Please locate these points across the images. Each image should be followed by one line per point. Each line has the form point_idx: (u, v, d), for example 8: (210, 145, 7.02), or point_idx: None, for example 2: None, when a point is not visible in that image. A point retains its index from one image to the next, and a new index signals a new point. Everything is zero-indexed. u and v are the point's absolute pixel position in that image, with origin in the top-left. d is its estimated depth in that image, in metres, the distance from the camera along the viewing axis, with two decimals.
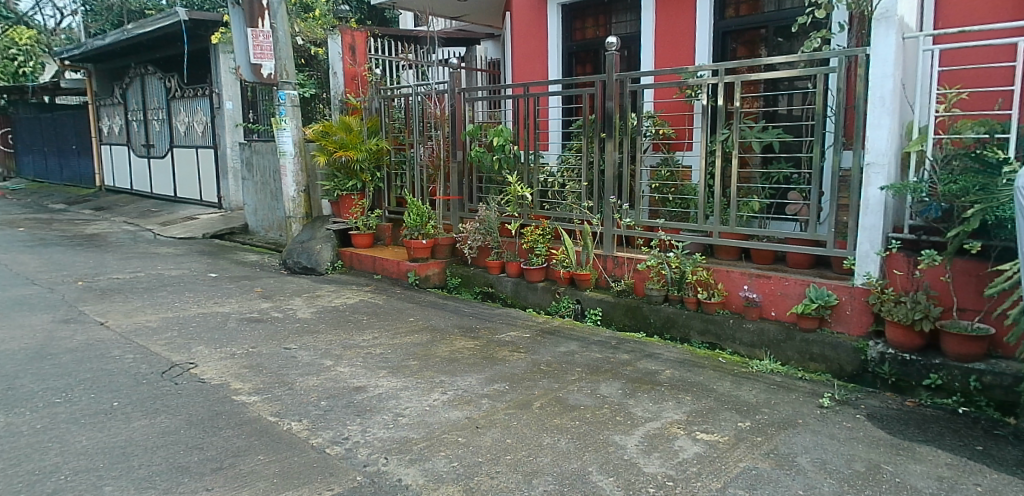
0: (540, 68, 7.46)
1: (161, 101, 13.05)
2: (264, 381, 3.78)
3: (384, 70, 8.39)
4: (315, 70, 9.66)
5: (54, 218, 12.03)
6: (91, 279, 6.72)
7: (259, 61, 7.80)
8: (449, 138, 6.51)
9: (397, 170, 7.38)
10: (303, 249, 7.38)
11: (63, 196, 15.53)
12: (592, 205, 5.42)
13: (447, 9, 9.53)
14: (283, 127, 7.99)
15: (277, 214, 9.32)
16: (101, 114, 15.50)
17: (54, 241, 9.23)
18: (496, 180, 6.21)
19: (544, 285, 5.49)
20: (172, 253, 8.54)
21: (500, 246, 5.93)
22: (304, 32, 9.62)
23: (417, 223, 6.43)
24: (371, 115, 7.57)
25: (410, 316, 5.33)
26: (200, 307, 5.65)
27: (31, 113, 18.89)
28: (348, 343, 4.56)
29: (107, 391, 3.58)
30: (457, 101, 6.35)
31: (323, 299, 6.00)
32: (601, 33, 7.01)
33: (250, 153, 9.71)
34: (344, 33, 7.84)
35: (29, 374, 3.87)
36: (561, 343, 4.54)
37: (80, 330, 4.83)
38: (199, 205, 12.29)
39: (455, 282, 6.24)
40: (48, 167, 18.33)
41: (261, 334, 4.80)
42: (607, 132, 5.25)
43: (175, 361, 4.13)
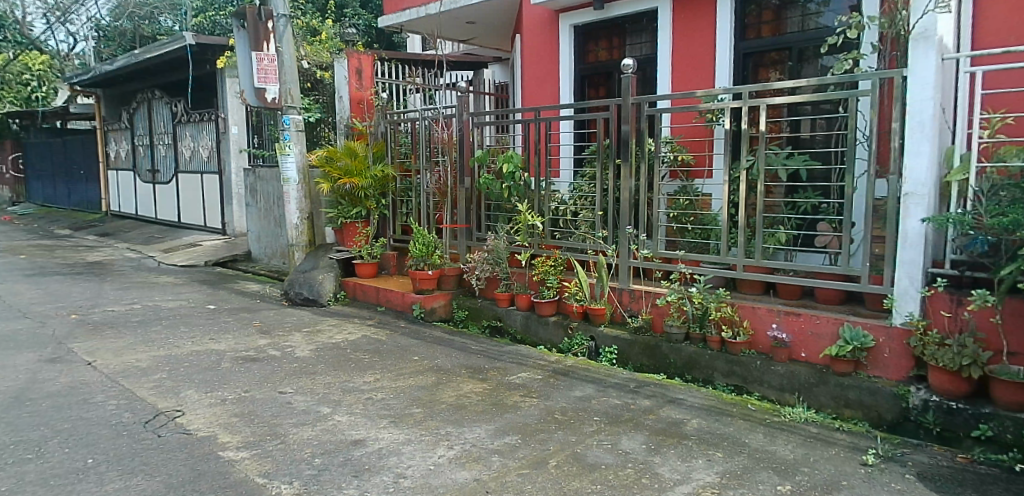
0: (551, 91, 7.24)
1: (167, 126, 12.95)
2: (256, 433, 3.50)
3: (390, 94, 8.24)
4: (321, 95, 9.52)
5: (57, 245, 11.89)
6: (85, 312, 6.48)
7: (263, 85, 7.56)
8: (457, 164, 6.27)
9: (403, 197, 7.14)
10: (305, 280, 7.13)
11: (68, 222, 15.40)
12: (606, 235, 5.15)
13: (455, 33, 9.37)
14: (287, 153, 7.82)
15: (280, 242, 9.10)
16: (109, 139, 15.44)
17: (53, 270, 9.03)
18: (505, 207, 5.94)
19: (556, 320, 5.21)
20: (172, 283, 8.32)
21: (509, 277, 5.65)
22: (310, 56, 9.49)
23: (423, 252, 6.12)
24: (377, 140, 7.36)
25: (415, 355, 5.04)
26: (195, 344, 5.39)
27: (42, 138, 18.95)
28: (347, 386, 4.29)
29: (84, 445, 3.32)
30: (465, 125, 6.12)
31: (324, 334, 5.74)
32: (614, 55, 6.79)
33: (255, 179, 9.53)
34: (351, 57, 7.67)
35: (3, 424, 3.60)
36: (576, 387, 4.24)
37: (65, 371, 4.57)
38: (204, 231, 12.11)
39: (461, 315, 5.97)
40: (56, 193, 18.28)
41: (256, 375, 4.53)
42: (623, 158, 4.98)
43: (161, 408, 3.87)
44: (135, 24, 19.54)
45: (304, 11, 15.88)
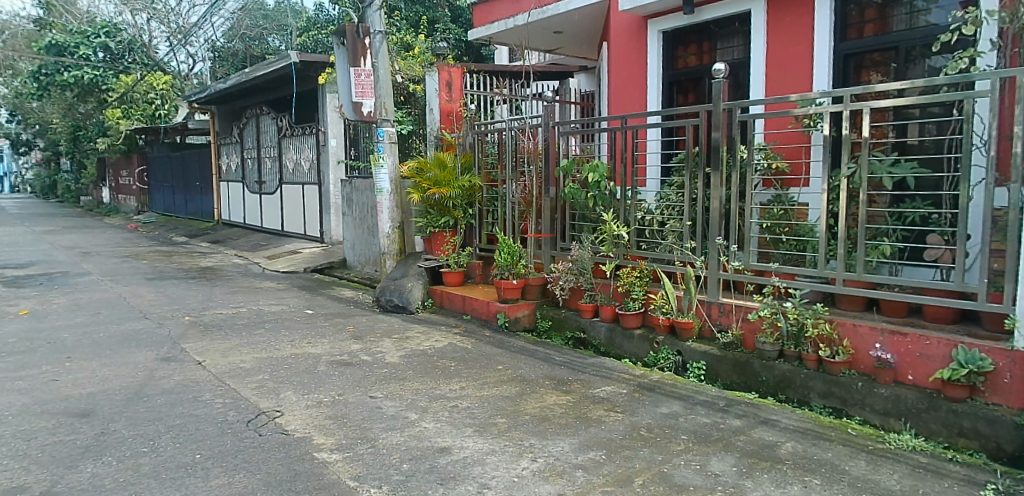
0: (638, 98, 7.11)
1: (273, 140, 13.73)
2: (347, 436, 3.61)
3: (479, 105, 8.36)
4: (413, 107, 9.80)
5: (175, 251, 12.82)
6: (197, 314, 6.93)
7: (360, 99, 7.86)
8: (542, 174, 6.27)
9: (489, 207, 7.24)
10: (396, 287, 7.33)
11: (186, 230, 16.58)
12: (695, 246, 4.98)
13: (542, 44, 9.41)
14: (380, 164, 8.06)
15: (372, 250, 9.41)
16: (221, 153, 16.55)
17: (171, 274, 9.72)
18: (589, 217, 5.87)
19: (641, 333, 5.08)
20: (274, 288, 8.77)
21: (594, 288, 5.57)
22: (404, 70, 9.81)
23: (508, 261, 6.19)
24: (465, 150, 7.48)
25: (499, 364, 5.05)
26: (294, 347, 5.64)
27: (164, 152, 20.68)
28: (433, 393, 4.35)
29: (192, 440, 3.52)
30: (551, 134, 6.11)
31: (412, 341, 5.86)
32: (705, 60, 6.60)
33: (351, 190, 9.92)
34: (441, 70, 7.88)
35: (123, 417, 3.88)
36: (663, 403, 4.11)
37: (178, 370, 4.89)
38: (304, 239, 12.72)
39: (545, 325, 5.95)
40: (176, 203, 19.76)
41: (348, 379, 4.68)
42: (713, 167, 4.79)
43: (262, 408, 4.06)
44: (247, 44, 20.88)
45: (398, 28, 16.48)
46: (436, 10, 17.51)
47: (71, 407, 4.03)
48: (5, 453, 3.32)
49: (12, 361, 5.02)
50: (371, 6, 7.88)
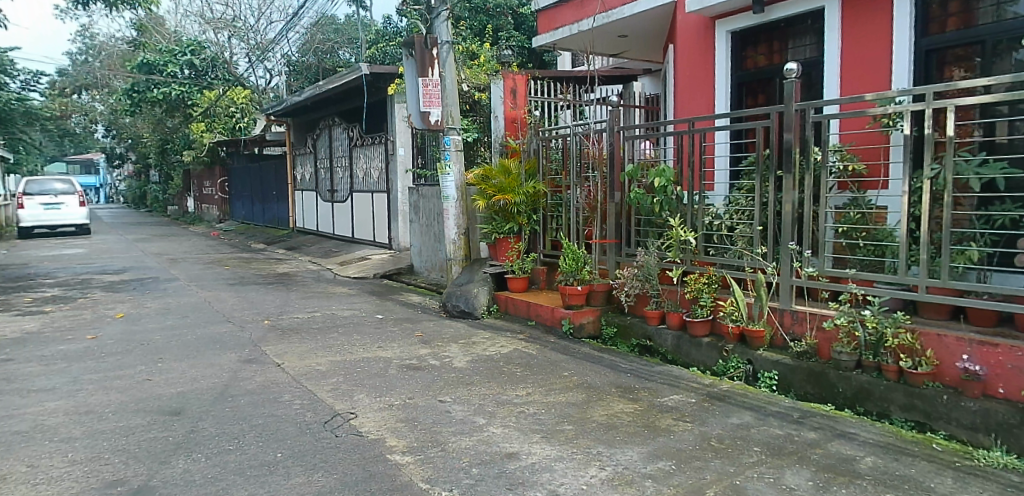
0: (705, 100, 6.99)
1: (344, 149, 14.17)
2: (418, 438, 3.70)
3: (542, 111, 8.38)
4: (478, 115, 9.93)
5: (254, 258, 13.40)
6: (275, 318, 7.23)
7: (428, 108, 8.05)
8: (607, 180, 6.24)
9: (553, 213, 7.25)
10: (462, 293, 7.43)
11: (263, 237, 17.31)
12: (766, 251, 4.85)
13: (607, 49, 9.37)
14: (447, 172, 8.23)
15: (439, 256, 9.58)
16: (296, 163, 17.20)
17: (250, 280, 10.17)
18: (655, 222, 5.80)
19: (710, 341, 4.99)
20: (346, 293, 9.05)
21: (660, 295, 5.51)
22: (469, 79, 9.95)
23: (573, 267, 6.17)
24: (530, 157, 7.53)
25: (565, 371, 5.06)
26: (366, 351, 5.81)
27: (243, 163, 21.65)
28: (501, 398, 4.40)
29: (274, 440, 3.68)
30: (616, 139, 6.07)
31: (479, 346, 5.94)
32: (775, 60, 6.43)
33: (418, 197, 10.13)
34: (505, 77, 7.93)
35: (210, 416, 4.09)
36: (733, 413, 4.03)
37: (259, 371, 5.12)
38: (373, 246, 13.06)
39: (610, 332, 5.92)
40: (253, 211, 20.65)
41: (418, 383, 4.79)
42: (784, 170, 4.66)
43: (337, 410, 4.20)
44: (319, 58, 21.64)
45: (463, 37, 16.77)
46: (500, 18, 17.93)
47: (164, 405, 4.28)
48: (106, 448, 3.56)
49: (110, 361, 5.37)
50: (439, 17, 8.05)
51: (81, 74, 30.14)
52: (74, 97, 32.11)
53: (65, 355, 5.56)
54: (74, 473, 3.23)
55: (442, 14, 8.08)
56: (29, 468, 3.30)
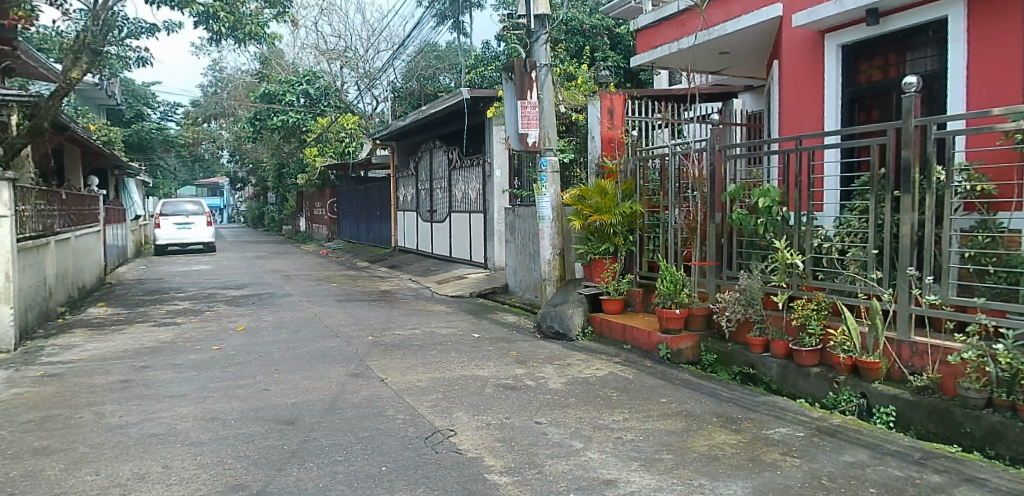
0: (814, 116, 6.69)
1: (444, 171, 14.62)
2: (515, 459, 3.73)
3: (640, 131, 8.41)
4: (574, 136, 10.00)
5: (358, 275, 14.00)
6: (379, 334, 7.52)
7: (526, 130, 8.19)
8: (706, 200, 6.12)
9: (650, 233, 7.15)
10: (556, 313, 7.44)
11: (367, 256, 18.08)
12: (882, 277, 4.58)
13: (707, 67, 9.20)
14: (543, 193, 8.31)
15: (533, 276, 9.66)
16: (399, 184, 17.91)
17: (356, 297, 10.64)
18: (759, 244, 5.59)
19: (818, 372, 4.75)
20: (444, 311, 9.29)
21: (764, 320, 5.28)
22: (567, 100, 10.02)
23: (670, 290, 6.06)
24: (627, 177, 7.48)
25: (663, 397, 4.95)
26: (463, 369, 5.93)
27: (350, 185, 22.78)
28: (597, 423, 4.37)
29: (378, 453, 3.82)
30: (717, 159, 5.96)
31: (573, 368, 5.92)
32: (892, 74, 6.11)
33: (514, 217, 10.27)
34: (604, 98, 7.96)
35: (322, 427, 4.31)
36: (846, 451, 3.80)
37: (365, 385, 5.34)
38: (470, 265, 13.34)
39: (709, 358, 5.75)
40: (358, 230, 21.63)
41: (514, 403, 4.83)
42: (902, 190, 4.38)
43: (437, 426, 4.31)
44: (422, 83, 22.46)
45: (561, 59, 16.94)
46: (595, 38, 18.08)
47: (279, 415, 4.54)
48: (229, 453, 3.81)
49: (232, 371, 5.76)
50: (539, 40, 8.20)
51: (211, 105, 32.81)
52: (206, 126, 34.91)
53: (194, 364, 6.03)
54: (201, 476, 3.48)
55: (541, 38, 8.21)
56: (163, 469, 3.58)
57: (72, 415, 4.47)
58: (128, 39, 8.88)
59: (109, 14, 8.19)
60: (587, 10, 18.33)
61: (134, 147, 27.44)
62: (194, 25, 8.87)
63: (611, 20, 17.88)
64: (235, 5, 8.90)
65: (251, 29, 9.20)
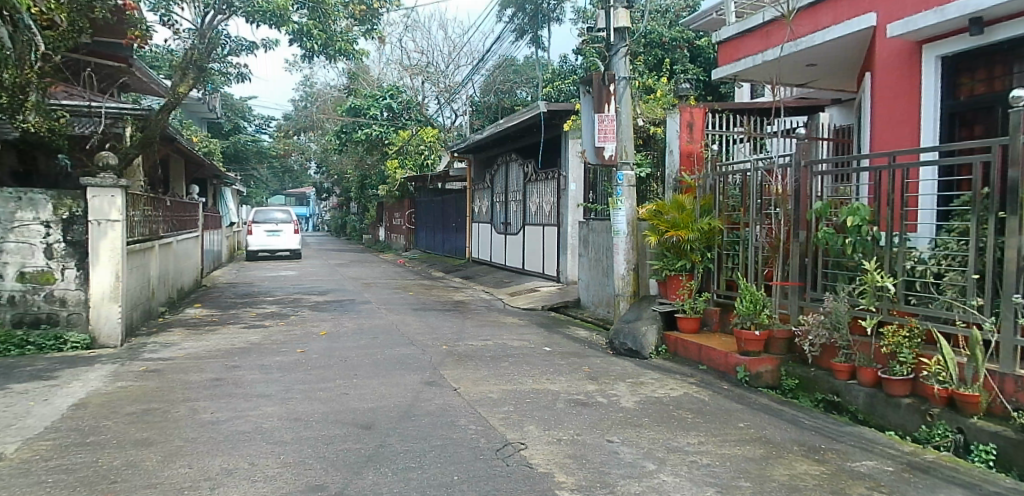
0: (908, 132, 6.37)
1: (519, 184, 14.74)
2: (586, 477, 3.72)
3: (720, 145, 8.29)
4: (652, 150, 9.91)
5: (434, 285, 14.28)
6: (453, 344, 7.64)
7: (602, 144, 8.19)
8: (790, 217, 5.93)
9: (729, 250, 6.96)
10: (630, 331, 7.33)
11: (442, 266, 18.43)
12: (983, 304, 4.30)
13: (792, 80, 8.93)
14: (619, 207, 8.26)
15: (606, 291, 9.59)
16: (475, 197, 18.19)
17: (431, 306, 10.85)
18: (846, 265, 5.36)
19: (910, 403, 4.50)
20: (517, 324, 9.35)
21: (850, 346, 5.05)
22: (645, 114, 9.96)
23: (750, 310, 5.90)
24: (706, 193, 7.35)
25: (741, 422, 4.80)
26: (535, 382, 5.94)
27: (427, 197, 23.31)
28: (671, 445, 4.28)
29: (450, 462, 3.88)
30: (803, 175, 5.79)
31: (646, 387, 5.84)
32: (998, 86, 5.78)
33: (588, 231, 10.27)
34: (683, 111, 7.96)
35: (397, 433, 4.41)
36: (940, 490, 3.59)
37: (439, 394, 5.44)
38: (542, 277, 13.38)
39: (790, 383, 5.56)
40: (434, 241, 22.08)
41: (586, 420, 4.81)
42: (1008, 211, 4.11)
43: (509, 439, 4.34)
44: (499, 97, 22.76)
45: (640, 73, 16.81)
46: (674, 51, 17.88)
47: (357, 419, 4.68)
48: (310, 454, 3.96)
49: (315, 374, 5.99)
50: (618, 54, 8.18)
51: (301, 119, 34.33)
52: (296, 138, 36.61)
53: (279, 365, 6.30)
54: (284, 474, 3.64)
55: (621, 51, 8.19)
56: (249, 465, 3.76)
57: (169, 410, 4.76)
58: (229, 57, 9.43)
59: (214, 33, 8.74)
60: (666, 23, 18.17)
61: (231, 159, 29.06)
62: (290, 43, 9.32)
63: (691, 32, 17.65)
64: (327, 23, 9.31)
65: (342, 46, 9.59)
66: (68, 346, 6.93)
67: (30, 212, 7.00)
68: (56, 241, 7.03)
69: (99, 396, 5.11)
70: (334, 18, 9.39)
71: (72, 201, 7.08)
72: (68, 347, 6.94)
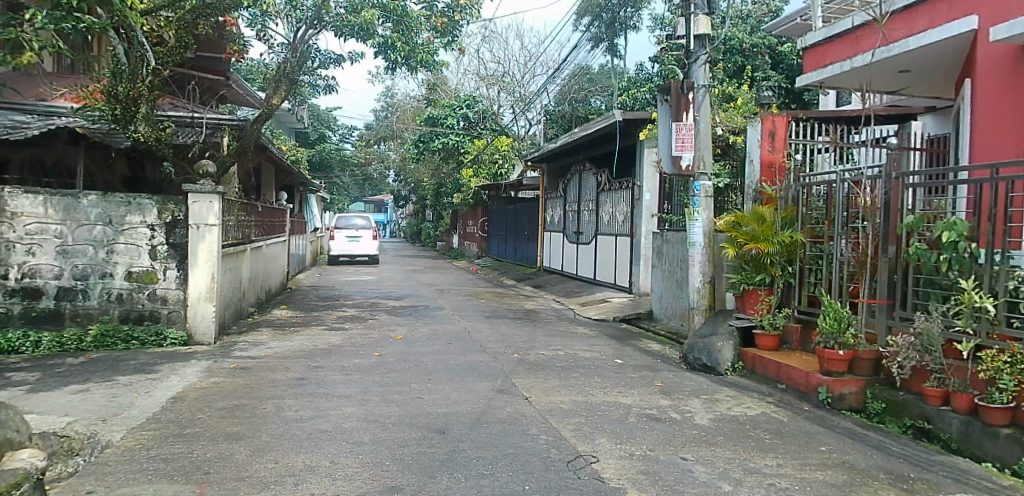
0: (1013, 141, 5.97)
1: (592, 193, 14.69)
2: (659, 494, 3.67)
3: (803, 155, 8.03)
4: (730, 160, 9.70)
5: (505, 293, 14.39)
6: (524, 352, 7.67)
7: (680, 153, 8.12)
8: (879, 231, 5.66)
9: (812, 265, 6.70)
10: (705, 346, 7.18)
11: (514, 274, 18.58)
12: None
13: (884, 86, 8.55)
14: (696, 218, 8.09)
15: (680, 303, 9.42)
16: (547, 206, 18.25)
17: (502, 314, 10.95)
18: (940, 284, 5.06)
19: (1010, 434, 4.22)
20: (588, 334, 9.31)
21: (944, 370, 4.77)
22: (724, 122, 9.74)
23: (834, 328, 5.68)
24: (788, 204, 7.12)
25: (823, 446, 4.62)
26: (606, 395, 5.90)
27: (500, 205, 23.56)
28: (748, 466, 4.17)
29: (522, 472, 3.91)
30: (893, 187, 5.54)
31: (722, 405, 5.70)
32: None
33: (662, 242, 10.13)
34: (765, 119, 7.78)
35: (470, 439, 4.48)
36: None
37: (510, 402, 5.48)
38: (613, 288, 13.27)
39: (876, 407, 5.30)
40: (506, 249, 22.27)
41: (659, 436, 4.74)
42: None
43: (580, 451, 4.34)
44: (574, 106, 22.77)
45: (719, 80, 16.44)
46: (755, 58, 17.43)
47: (431, 423, 4.78)
48: (386, 456, 4.08)
49: (391, 377, 6.15)
50: (698, 61, 7.98)
51: (382, 129, 35.43)
52: (377, 147, 37.80)
53: (358, 367, 6.51)
54: (362, 474, 3.76)
55: (700, 58, 8.00)
56: (330, 463, 3.91)
57: (257, 406, 5.01)
58: (318, 69, 9.84)
59: (305, 47, 9.13)
60: (748, 29, 17.73)
61: (316, 167, 30.31)
62: (375, 55, 9.63)
63: (774, 38, 17.18)
64: (410, 35, 9.57)
65: (423, 57, 9.84)
66: (168, 342, 7.40)
67: (138, 215, 7.47)
68: (159, 244, 7.51)
69: (194, 390, 5.43)
70: (416, 30, 9.64)
71: (175, 206, 7.57)
72: (167, 343, 7.40)
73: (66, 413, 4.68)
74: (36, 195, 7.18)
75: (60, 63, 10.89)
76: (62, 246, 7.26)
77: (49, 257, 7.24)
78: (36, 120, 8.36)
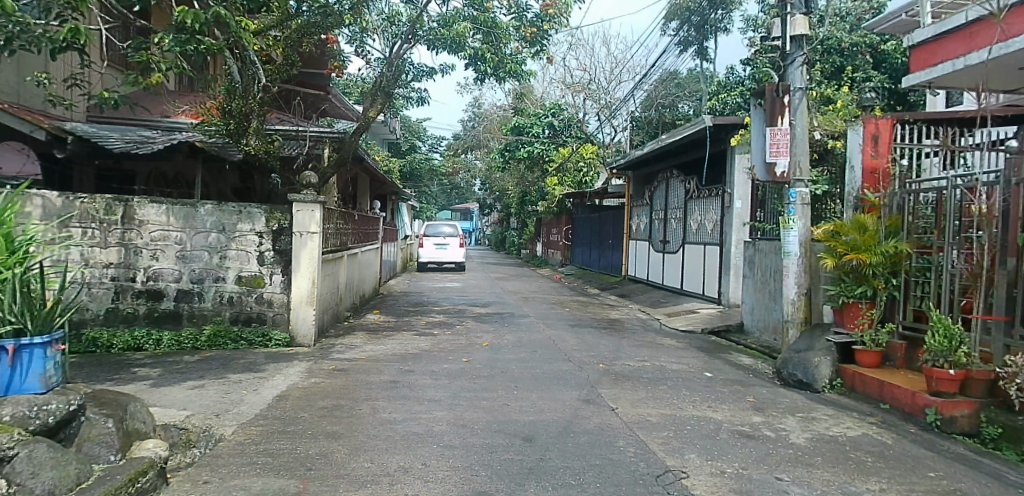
0: None
1: (680, 201, 14.44)
2: None
3: (909, 160, 7.61)
4: (829, 166, 9.27)
5: (590, 302, 14.31)
6: (610, 363, 7.61)
7: (774, 159, 7.80)
8: (996, 242, 5.33)
9: (920, 278, 6.33)
10: (800, 360, 6.88)
11: (598, 283, 18.47)
12: None
13: (1001, 85, 7.97)
14: (791, 226, 7.79)
15: (772, 316, 9.09)
16: (633, 214, 18.10)
17: (587, 323, 10.91)
18: None
19: None
20: (675, 346, 9.13)
21: None
22: (823, 126, 9.37)
23: (944, 346, 5.31)
24: (892, 213, 6.76)
25: (932, 472, 4.34)
26: (696, 409, 5.77)
27: (585, 213, 23.46)
28: (849, 489, 3.97)
29: (609, 484, 3.89)
30: (1015, 193, 5.21)
31: (819, 424, 5.45)
32: None
33: (754, 251, 9.82)
34: (867, 123, 7.44)
35: (557, 449, 4.48)
36: None
37: (597, 413, 5.46)
38: (701, 298, 12.95)
39: (992, 432, 4.92)
40: (591, 257, 22.11)
41: (752, 454, 4.59)
42: None
43: (669, 466, 4.27)
44: (660, 112, 22.41)
45: (816, 82, 15.77)
46: (855, 57, 16.61)
47: (519, 430, 4.83)
48: (475, 460, 4.15)
49: (478, 383, 6.26)
50: (794, 62, 7.75)
51: (468, 138, 36.18)
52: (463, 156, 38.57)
53: (447, 373, 6.66)
54: (452, 478, 3.84)
55: (797, 59, 7.74)
56: (421, 465, 4.02)
57: (354, 407, 5.22)
58: (412, 82, 10.15)
59: (400, 60, 9.44)
60: (847, 28, 16.97)
61: (406, 176, 31.30)
62: (464, 66, 9.82)
63: (876, 36, 16.33)
64: (499, 45, 9.69)
65: (511, 67, 9.94)
66: (273, 343, 7.85)
67: (248, 223, 7.95)
68: (266, 250, 7.96)
69: (297, 389, 5.72)
70: (505, 40, 9.75)
71: (280, 214, 8.01)
72: (272, 343, 7.85)
73: (183, 407, 5.04)
74: (160, 204, 7.75)
75: (182, 82, 11.76)
76: (182, 251, 7.82)
77: (170, 261, 7.80)
78: (160, 135, 9.03)
